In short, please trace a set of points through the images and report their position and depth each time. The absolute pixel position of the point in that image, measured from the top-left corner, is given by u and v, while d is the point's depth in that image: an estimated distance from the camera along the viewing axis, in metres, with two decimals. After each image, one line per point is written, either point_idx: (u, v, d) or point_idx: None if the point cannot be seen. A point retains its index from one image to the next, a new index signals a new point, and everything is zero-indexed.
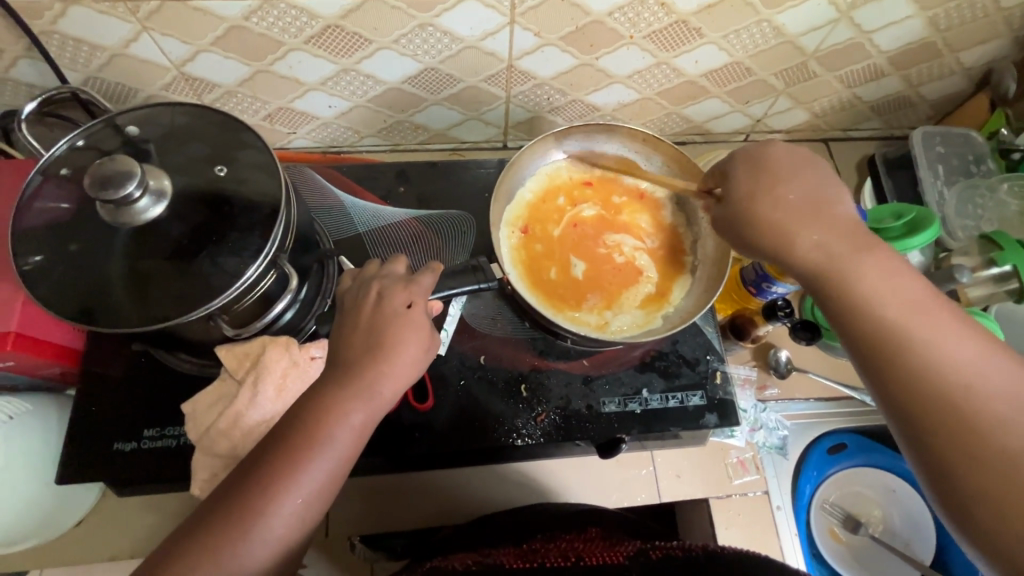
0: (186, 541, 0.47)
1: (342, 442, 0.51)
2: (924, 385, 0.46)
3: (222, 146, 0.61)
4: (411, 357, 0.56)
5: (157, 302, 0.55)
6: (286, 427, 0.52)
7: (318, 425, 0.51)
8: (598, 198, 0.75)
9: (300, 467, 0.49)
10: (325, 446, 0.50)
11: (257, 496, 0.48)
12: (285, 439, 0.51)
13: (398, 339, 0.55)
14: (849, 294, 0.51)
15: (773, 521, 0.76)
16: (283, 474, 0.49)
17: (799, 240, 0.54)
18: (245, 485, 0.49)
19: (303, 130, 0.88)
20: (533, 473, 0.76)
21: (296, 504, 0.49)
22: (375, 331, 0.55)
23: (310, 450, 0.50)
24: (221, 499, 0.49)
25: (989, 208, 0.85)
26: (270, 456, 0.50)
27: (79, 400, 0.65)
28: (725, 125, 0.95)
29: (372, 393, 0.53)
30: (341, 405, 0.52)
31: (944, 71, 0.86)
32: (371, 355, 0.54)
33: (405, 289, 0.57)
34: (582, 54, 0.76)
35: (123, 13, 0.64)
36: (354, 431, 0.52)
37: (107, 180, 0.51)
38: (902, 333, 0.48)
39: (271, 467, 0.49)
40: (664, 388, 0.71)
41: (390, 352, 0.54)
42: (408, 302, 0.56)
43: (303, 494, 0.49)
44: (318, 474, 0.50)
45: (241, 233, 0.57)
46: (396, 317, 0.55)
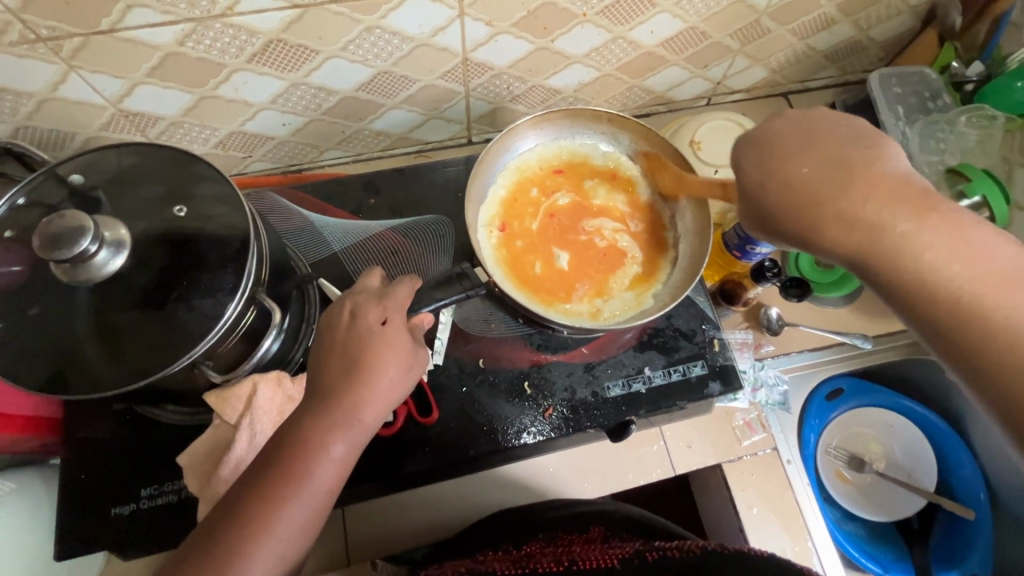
0: None
1: (324, 474, 0.50)
2: (1011, 368, 0.41)
3: (177, 183, 0.57)
4: (391, 379, 0.53)
5: (134, 357, 0.52)
6: (266, 466, 0.49)
7: (295, 459, 0.49)
8: (571, 184, 0.74)
9: (282, 504, 0.48)
10: (307, 481, 0.49)
11: (239, 539, 0.46)
12: (264, 481, 0.48)
13: (376, 364, 0.53)
14: (904, 277, 0.45)
15: (786, 476, 0.78)
16: (264, 513, 0.47)
17: (827, 224, 0.47)
18: (223, 527, 0.47)
19: (259, 153, 0.84)
20: (547, 467, 0.75)
21: (280, 542, 0.47)
22: (351, 356, 0.53)
23: (293, 485, 0.48)
24: (199, 545, 0.47)
25: (951, 140, 0.87)
26: (248, 498, 0.48)
27: (66, 468, 0.62)
28: (686, 91, 0.95)
29: (352, 421, 0.51)
30: (320, 435, 0.50)
31: (892, 12, 0.86)
32: (348, 383, 0.52)
33: (379, 304, 0.56)
34: (536, 38, 0.75)
35: (45, 54, 0.59)
36: (337, 462, 0.50)
37: (56, 238, 0.47)
38: (977, 314, 0.42)
39: (249, 507, 0.47)
40: (665, 364, 0.71)
41: (367, 377, 0.52)
42: (383, 318, 0.55)
43: (284, 532, 0.47)
44: (301, 510, 0.48)
45: (211, 272, 0.54)
46: (373, 338, 0.53)
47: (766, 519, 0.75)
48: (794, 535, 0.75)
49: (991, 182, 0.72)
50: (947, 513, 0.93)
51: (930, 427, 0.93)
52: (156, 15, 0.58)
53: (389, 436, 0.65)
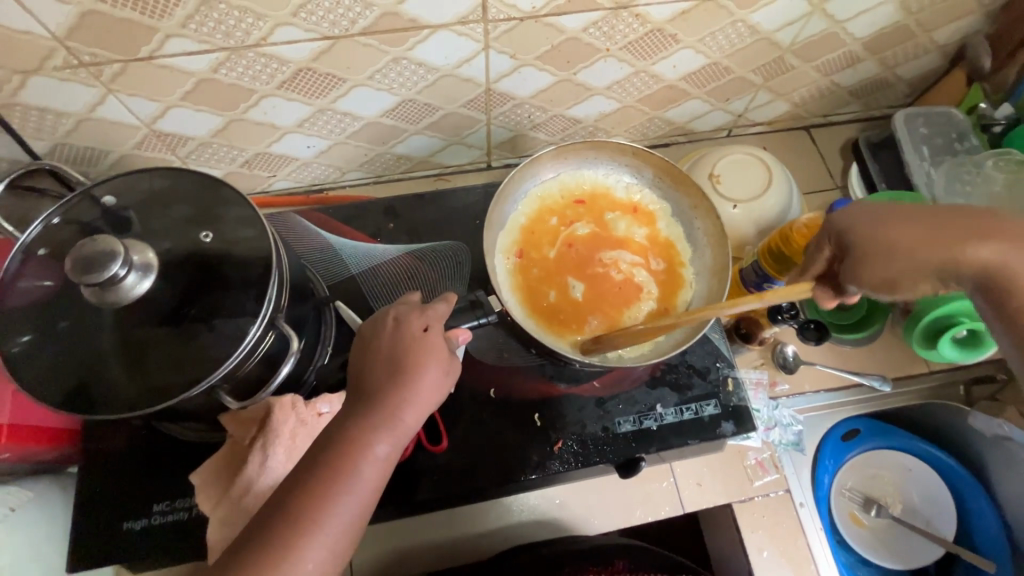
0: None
1: (370, 475, 0.47)
2: None
3: (206, 206, 0.59)
4: (433, 382, 0.51)
5: (156, 377, 0.53)
6: (297, 471, 0.47)
7: (342, 458, 0.47)
8: (591, 215, 0.74)
9: (324, 506, 0.45)
10: (350, 481, 0.46)
11: (285, 537, 0.43)
12: (301, 481, 0.46)
13: (419, 367, 0.51)
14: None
15: (798, 520, 0.76)
16: (306, 511, 0.44)
17: (970, 259, 0.50)
18: (266, 527, 0.44)
19: (283, 173, 0.86)
20: (554, 499, 0.75)
21: (324, 544, 0.44)
22: (396, 358, 0.51)
23: (338, 484, 0.46)
24: (237, 546, 0.44)
25: (978, 184, 0.82)
26: (285, 500, 0.45)
27: (83, 481, 0.63)
28: (708, 123, 0.95)
29: (396, 421, 0.49)
30: (362, 435, 0.48)
31: (919, 50, 0.85)
32: (392, 385, 0.50)
33: (420, 313, 0.54)
34: (559, 71, 0.76)
35: (86, 78, 0.62)
36: (380, 462, 0.48)
37: (89, 262, 0.47)
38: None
39: (293, 504, 0.45)
40: (677, 402, 0.70)
41: (412, 377, 0.50)
42: (425, 326, 0.53)
43: (331, 532, 0.45)
44: (348, 509, 0.45)
45: (234, 295, 0.55)
46: (416, 340, 0.52)
47: (778, 564, 0.74)
48: None
49: None
50: (966, 564, 0.90)
51: (950, 473, 0.90)
52: (193, 44, 0.60)
53: (399, 463, 0.65)
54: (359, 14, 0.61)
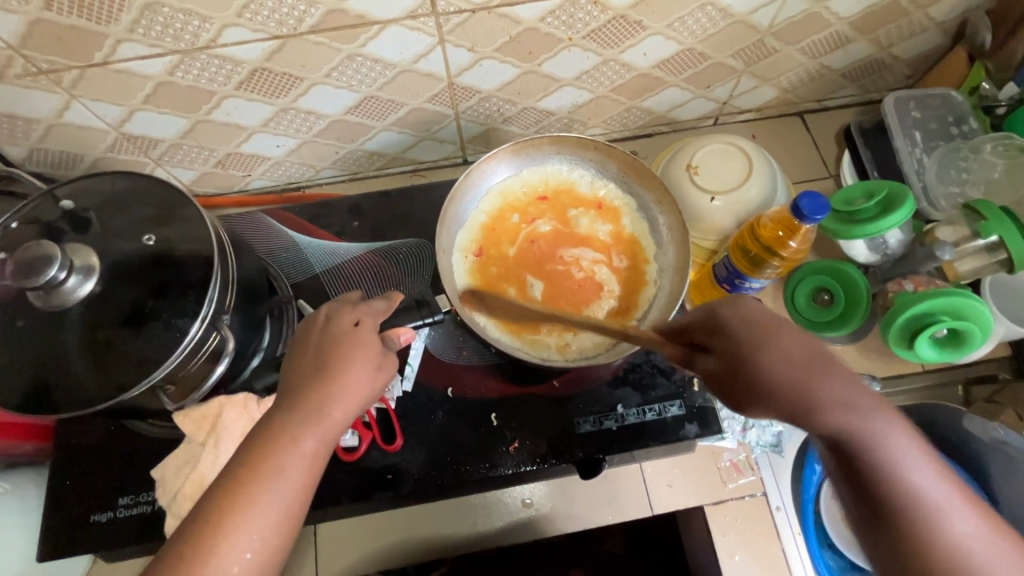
0: None
1: (294, 471, 0.47)
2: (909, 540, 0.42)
3: (161, 208, 0.60)
4: (362, 377, 0.51)
5: (105, 376, 0.54)
6: (225, 471, 0.47)
7: (265, 455, 0.47)
8: (553, 212, 0.72)
9: (250, 504, 0.45)
10: (274, 478, 0.46)
11: (207, 536, 0.44)
12: (227, 481, 0.46)
13: (344, 362, 0.51)
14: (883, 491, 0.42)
15: (773, 524, 0.73)
16: (231, 510, 0.45)
17: (827, 407, 0.43)
18: (191, 526, 0.45)
19: (258, 172, 0.87)
20: (519, 497, 0.74)
21: (248, 541, 0.44)
22: (322, 355, 0.52)
23: (261, 481, 0.46)
24: (167, 547, 0.45)
25: (974, 170, 0.79)
26: (213, 499, 0.46)
27: (55, 473, 0.65)
28: (690, 112, 0.92)
29: (321, 416, 0.49)
30: (288, 431, 0.48)
31: (915, 28, 0.80)
32: (318, 380, 0.50)
33: (352, 308, 0.55)
34: (522, 62, 0.74)
35: (48, 85, 0.63)
36: (305, 459, 0.48)
37: (27, 267, 0.49)
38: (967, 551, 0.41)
39: (216, 503, 0.45)
40: (640, 402, 0.68)
41: (337, 371, 0.50)
42: (356, 320, 0.54)
43: (256, 529, 0.45)
44: (271, 505, 0.46)
45: (178, 297, 0.56)
46: (345, 335, 0.53)
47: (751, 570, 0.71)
48: None
49: (1008, 221, 0.63)
50: None
51: None
52: (145, 48, 0.61)
53: (356, 462, 0.66)
54: (305, 12, 0.60)
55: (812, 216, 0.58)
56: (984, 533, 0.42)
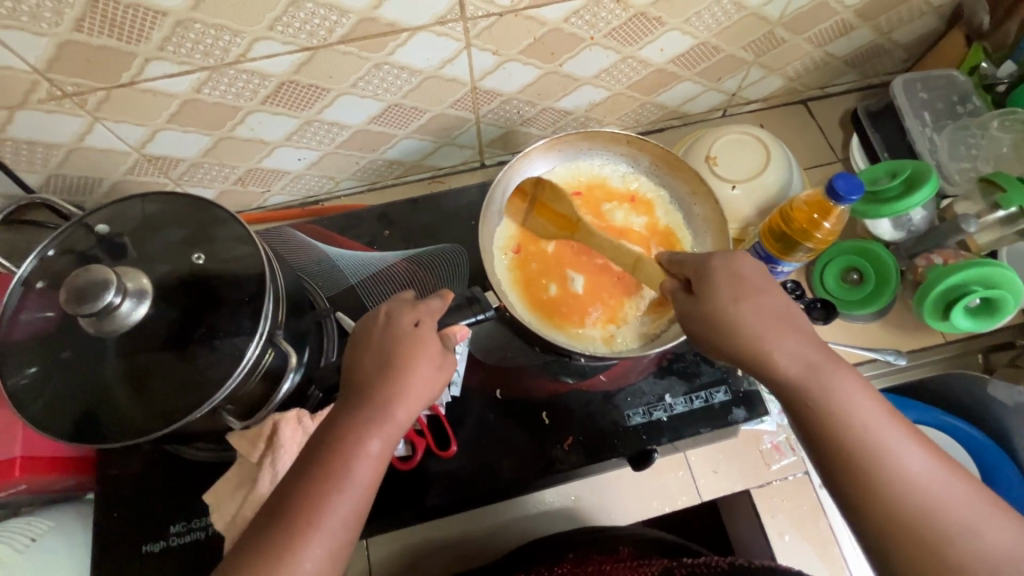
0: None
1: (363, 470, 0.47)
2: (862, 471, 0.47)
3: (197, 228, 0.59)
4: (424, 377, 0.52)
5: (158, 399, 0.54)
6: (295, 476, 0.47)
7: (334, 455, 0.47)
8: (588, 207, 0.73)
9: (323, 505, 0.45)
10: (345, 477, 0.46)
11: (281, 538, 0.44)
12: (300, 486, 0.46)
13: (407, 361, 0.51)
14: (839, 433, 0.48)
15: (818, 502, 0.75)
16: (305, 511, 0.45)
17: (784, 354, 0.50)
18: (265, 528, 0.45)
19: (277, 187, 0.86)
20: (568, 495, 0.74)
21: (321, 542, 0.44)
22: (385, 354, 0.52)
23: (331, 481, 0.46)
24: (243, 543, 0.45)
25: (983, 146, 0.83)
26: (285, 506, 0.45)
27: (98, 506, 0.63)
28: (701, 105, 0.93)
29: (387, 415, 0.49)
30: (355, 431, 0.48)
31: (914, 14, 0.83)
32: (383, 380, 0.50)
33: (412, 308, 0.55)
34: (544, 63, 0.74)
35: (72, 108, 0.62)
36: (373, 458, 0.48)
37: (82, 292, 0.48)
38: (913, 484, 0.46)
39: (290, 505, 0.45)
40: (686, 391, 0.69)
41: (400, 372, 0.51)
42: (416, 320, 0.54)
43: (329, 528, 0.45)
44: (342, 505, 0.45)
45: (231, 315, 0.55)
46: (406, 336, 0.53)
47: (804, 546, 0.73)
48: (830, 564, 0.72)
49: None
50: None
51: (971, 443, 0.83)
52: (174, 66, 0.60)
53: (411, 471, 0.65)
54: (335, 22, 0.60)
55: (847, 196, 0.60)
56: (934, 476, 0.47)
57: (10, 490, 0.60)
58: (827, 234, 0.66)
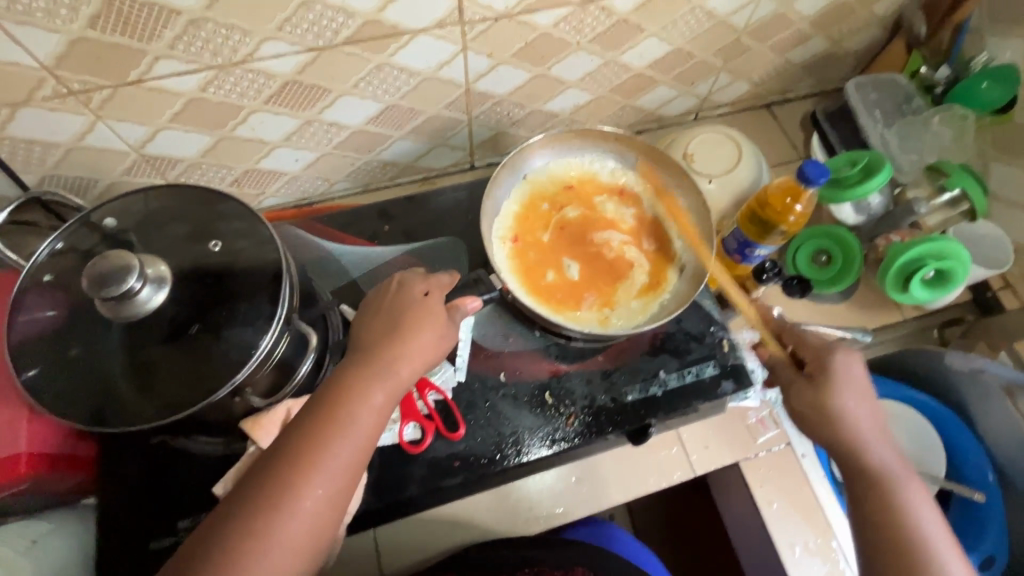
0: (216, 523, 0.46)
1: (364, 423, 0.50)
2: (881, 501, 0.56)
3: (201, 222, 0.60)
4: (427, 340, 0.54)
5: (175, 386, 0.54)
6: (299, 425, 0.49)
7: (339, 407, 0.50)
8: (580, 200, 0.77)
9: (325, 451, 0.48)
10: (347, 427, 0.49)
11: (285, 480, 0.46)
12: (304, 435, 0.48)
13: (413, 325, 0.54)
14: (870, 473, 0.58)
15: (802, 470, 0.80)
16: (308, 455, 0.47)
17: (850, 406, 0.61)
18: (268, 469, 0.47)
19: (272, 189, 0.87)
20: (570, 475, 0.77)
21: (323, 484, 0.47)
22: (393, 318, 0.55)
23: (335, 431, 0.49)
24: (247, 480, 0.48)
25: (928, 139, 0.93)
26: (288, 452, 0.48)
27: (101, 506, 0.62)
28: (676, 108, 1.00)
29: (390, 373, 0.52)
30: (360, 386, 0.51)
31: (861, 24, 0.92)
32: (389, 339, 0.53)
33: (423, 280, 0.59)
34: (534, 67, 0.79)
35: (76, 106, 0.63)
36: (375, 412, 0.51)
37: (104, 278, 0.48)
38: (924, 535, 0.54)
39: (293, 449, 0.48)
40: (678, 366, 0.73)
41: (407, 334, 0.54)
42: (426, 290, 0.58)
43: (330, 474, 0.48)
44: (344, 454, 0.48)
45: (247, 301, 0.57)
46: (415, 304, 0.56)
47: (792, 513, 0.77)
48: (815, 530, 0.77)
49: (967, 176, 0.78)
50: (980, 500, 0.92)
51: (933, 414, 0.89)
52: (182, 64, 0.62)
53: (421, 455, 0.67)
54: (342, 24, 0.63)
55: (816, 180, 0.67)
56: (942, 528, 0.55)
57: (9, 491, 0.56)
58: (798, 218, 0.72)
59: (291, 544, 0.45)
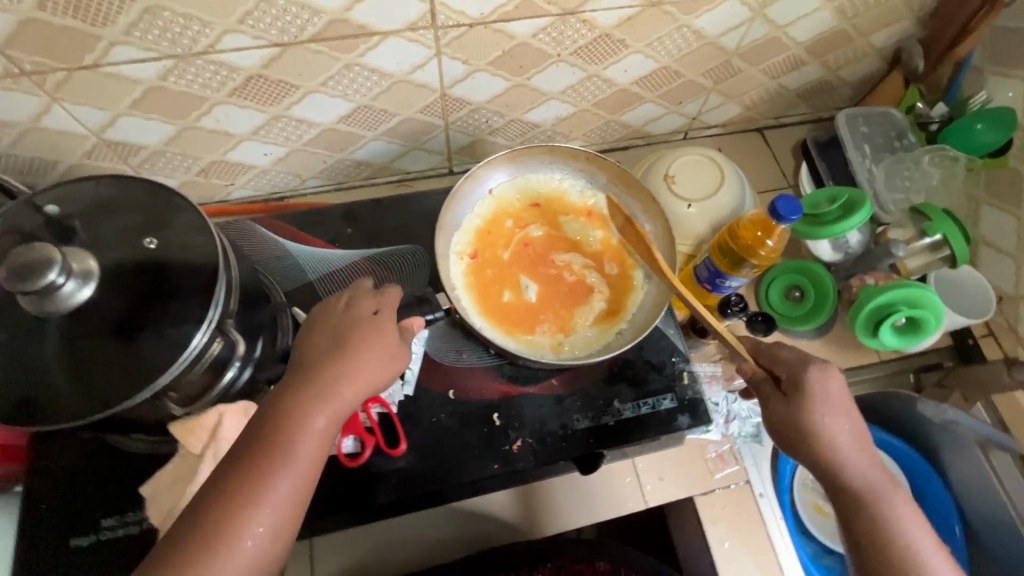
0: (144, 566, 0.42)
1: (306, 447, 0.47)
2: (880, 537, 0.52)
3: (153, 214, 0.58)
4: (375, 361, 0.52)
5: (105, 385, 0.52)
6: (236, 454, 0.47)
7: (280, 430, 0.47)
8: (545, 218, 0.75)
9: (266, 479, 0.45)
10: (289, 452, 0.47)
11: (222, 511, 0.44)
12: (244, 462, 0.46)
13: (360, 344, 0.52)
14: (865, 509, 0.53)
15: (757, 510, 0.77)
16: (248, 484, 0.45)
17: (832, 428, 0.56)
18: (206, 499, 0.45)
19: (241, 181, 0.85)
20: (517, 497, 0.75)
21: (264, 515, 0.44)
22: (340, 336, 0.53)
23: (275, 457, 0.46)
24: (181, 514, 0.45)
25: (916, 178, 0.90)
26: (224, 481, 0.45)
27: (27, 497, 0.61)
28: (664, 126, 0.98)
29: (333, 394, 0.50)
30: (302, 408, 0.48)
31: (858, 54, 0.89)
32: (336, 358, 0.51)
33: (373, 297, 0.57)
34: (512, 76, 0.77)
35: (29, 87, 0.61)
36: (319, 436, 0.48)
37: (24, 270, 0.47)
38: (918, 554, 0.51)
39: (233, 479, 0.45)
40: (634, 397, 0.71)
41: (352, 355, 0.52)
42: (375, 309, 0.56)
43: (271, 504, 0.45)
44: (285, 482, 0.46)
45: (181, 301, 0.54)
46: (364, 322, 0.54)
47: (743, 553, 0.75)
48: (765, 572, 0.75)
49: (949, 221, 0.72)
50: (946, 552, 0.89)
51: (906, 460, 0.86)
52: (140, 52, 0.60)
53: (359, 469, 0.65)
54: (307, 21, 0.61)
55: (788, 217, 0.65)
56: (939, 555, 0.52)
57: None
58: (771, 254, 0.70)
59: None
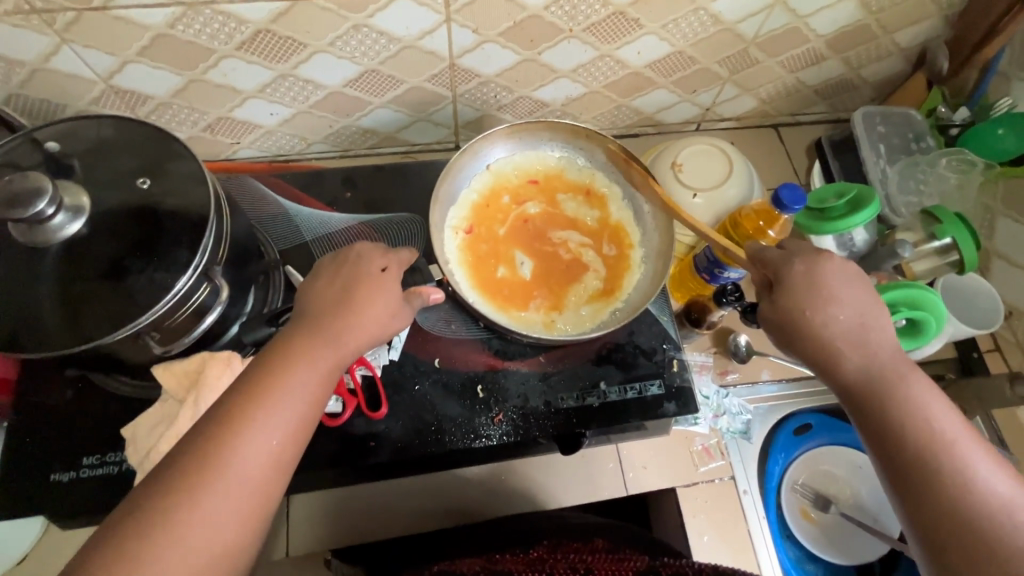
0: (141, 488, 0.42)
1: (307, 387, 0.47)
2: (902, 428, 0.49)
3: (152, 157, 0.58)
4: (377, 314, 0.52)
5: (90, 321, 0.52)
6: (235, 391, 0.46)
7: (283, 370, 0.47)
8: (543, 196, 0.74)
9: (267, 413, 0.45)
10: (290, 389, 0.47)
11: (222, 439, 0.43)
12: (244, 398, 0.46)
13: (367, 298, 0.52)
14: (885, 398, 0.50)
15: (740, 507, 0.76)
16: (250, 416, 0.45)
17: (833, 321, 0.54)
18: (205, 427, 0.44)
19: (247, 140, 0.85)
20: (497, 473, 0.74)
21: (265, 445, 0.44)
22: (344, 290, 0.52)
23: (277, 393, 0.46)
24: (179, 445, 0.44)
25: (932, 181, 0.88)
26: (220, 418, 0.45)
27: (11, 430, 0.62)
28: (676, 115, 0.96)
29: (338, 341, 0.50)
30: (307, 353, 0.49)
31: (881, 52, 0.87)
32: (341, 309, 0.51)
33: (382, 255, 0.56)
34: (523, 50, 0.76)
35: (39, 26, 0.62)
36: (320, 377, 0.48)
37: (15, 198, 0.47)
38: (953, 446, 0.48)
39: (231, 409, 0.45)
40: (621, 380, 0.70)
41: (358, 308, 0.51)
42: (383, 266, 0.55)
43: (274, 436, 0.45)
44: (286, 417, 0.46)
45: (169, 244, 0.54)
46: (370, 278, 0.54)
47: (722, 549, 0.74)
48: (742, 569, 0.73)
49: (962, 226, 0.71)
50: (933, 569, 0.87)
51: None
52: None
53: (339, 429, 0.65)
54: None
55: (791, 206, 0.63)
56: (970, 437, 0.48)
57: None
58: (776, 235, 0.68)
59: (227, 513, 0.42)
